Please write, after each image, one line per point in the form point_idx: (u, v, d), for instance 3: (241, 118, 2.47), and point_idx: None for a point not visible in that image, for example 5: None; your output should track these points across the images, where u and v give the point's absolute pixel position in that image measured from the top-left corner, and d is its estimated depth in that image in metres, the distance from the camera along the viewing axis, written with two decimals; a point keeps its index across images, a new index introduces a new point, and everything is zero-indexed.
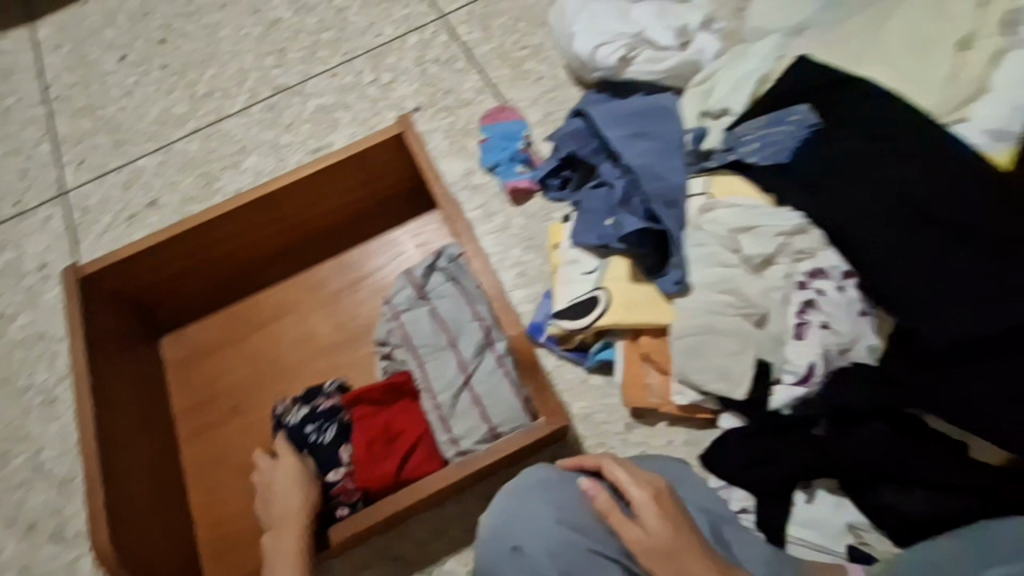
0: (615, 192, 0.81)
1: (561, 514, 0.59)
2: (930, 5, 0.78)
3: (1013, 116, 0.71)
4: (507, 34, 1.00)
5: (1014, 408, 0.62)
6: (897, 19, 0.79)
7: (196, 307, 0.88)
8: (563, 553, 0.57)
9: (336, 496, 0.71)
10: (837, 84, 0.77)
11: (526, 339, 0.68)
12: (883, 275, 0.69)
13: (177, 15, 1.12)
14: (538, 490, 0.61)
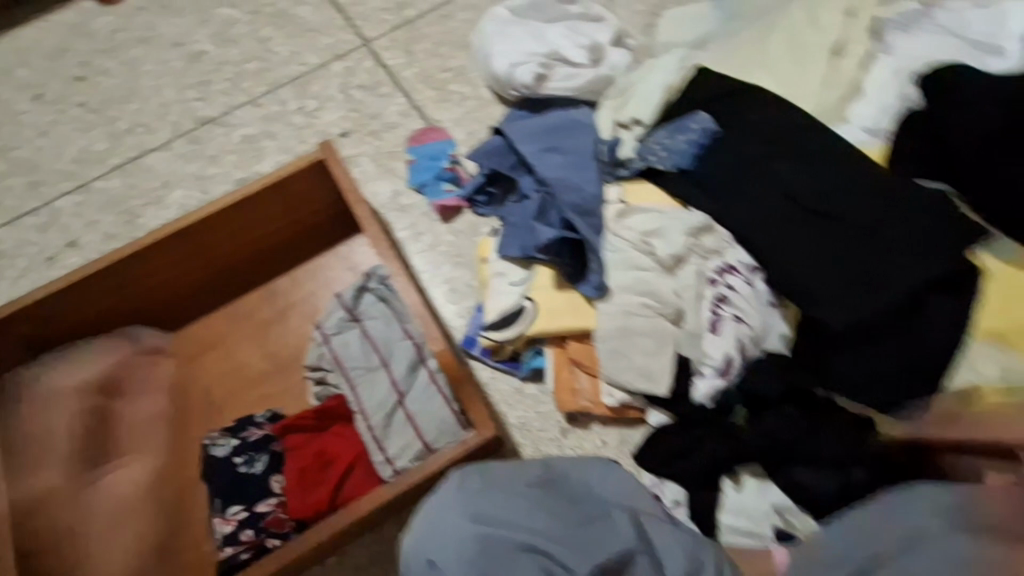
0: (533, 205, 0.83)
1: (475, 517, 0.60)
2: (806, 17, 0.87)
3: (881, 115, 0.82)
4: (431, 57, 1.00)
5: (895, 382, 0.69)
6: (781, 33, 0.87)
7: None
8: (475, 557, 0.57)
9: (267, 528, 0.70)
10: (728, 94, 0.83)
11: (450, 352, 0.68)
12: (779, 268, 0.74)
13: (94, 51, 1.08)
14: (455, 498, 0.61)
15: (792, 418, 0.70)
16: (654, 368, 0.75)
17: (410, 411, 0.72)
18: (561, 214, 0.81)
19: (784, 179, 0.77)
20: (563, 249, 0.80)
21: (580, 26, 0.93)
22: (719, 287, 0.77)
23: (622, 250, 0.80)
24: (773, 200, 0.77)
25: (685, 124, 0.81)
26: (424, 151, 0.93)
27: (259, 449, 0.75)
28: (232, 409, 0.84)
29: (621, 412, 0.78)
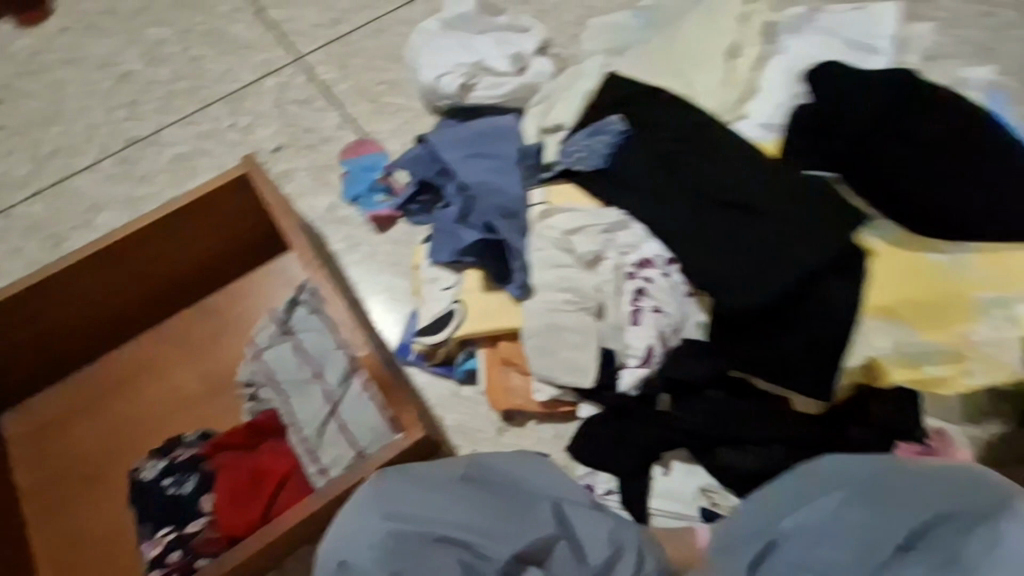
0: (455, 209, 0.85)
1: (391, 517, 0.60)
2: (703, 19, 0.90)
3: (776, 112, 0.87)
4: (365, 72, 1.01)
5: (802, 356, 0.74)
6: (687, 36, 0.90)
7: (38, 377, 0.83)
8: (385, 560, 0.58)
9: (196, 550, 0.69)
10: (641, 96, 0.86)
11: (378, 361, 0.70)
12: (694, 259, 0.78)
13: (19, 73, 1.06)
14: (373, 502, 0.62)
15: (704, 403, 0.75)
16: (580, 363, 0.77)
17: (339, 423, 0.73)
18: (484, 218, 0.83)
19: (693, 177, 0.81)
20: (489, 253, 0.82)
21: (506, 36, 0.93)
22: (638, 281, 0.79)
23: (547, 251, 0.82)
24: (684, 198, 0.80)
25: (601, 127, 0.85)
26: (356, 163, 0.95)
27: (185, 470, 0.74)
28: (156, 436, 0.82)
29: (553, 408, 0.80)
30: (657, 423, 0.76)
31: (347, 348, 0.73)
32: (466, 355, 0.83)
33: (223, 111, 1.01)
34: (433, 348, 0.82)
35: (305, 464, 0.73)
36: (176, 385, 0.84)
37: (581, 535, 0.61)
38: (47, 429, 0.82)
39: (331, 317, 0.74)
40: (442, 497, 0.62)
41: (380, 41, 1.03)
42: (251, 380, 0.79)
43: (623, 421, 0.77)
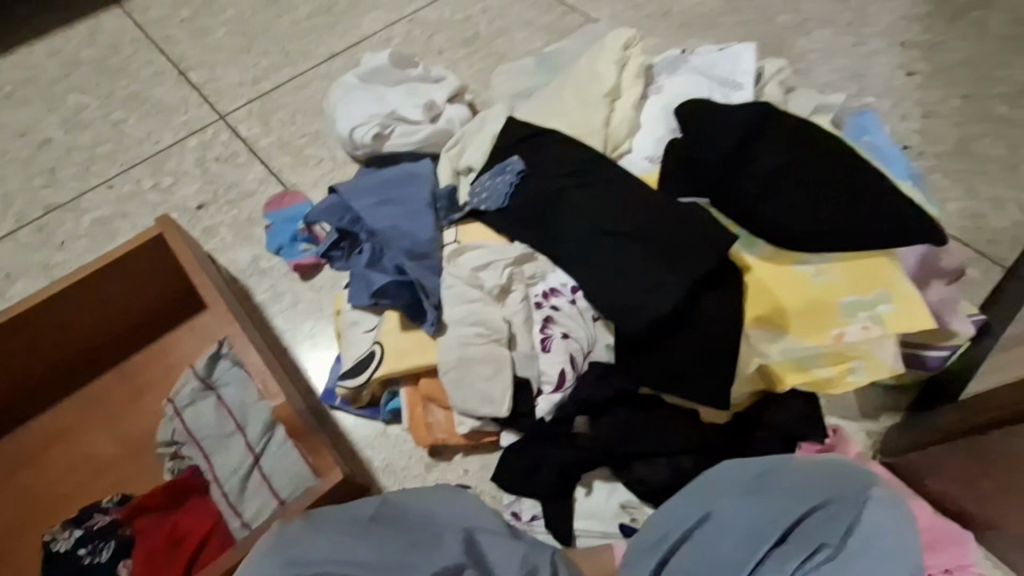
0: (561, 196, 0.89)
1: (449, 510, 0.72)
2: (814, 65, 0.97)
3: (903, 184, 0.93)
4: (500, 91, 1.16)
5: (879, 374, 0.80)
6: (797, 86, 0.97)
7: (196, 302, 0.98)
8: (434, 539, 0.70)
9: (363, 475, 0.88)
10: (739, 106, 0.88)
11: (497, 345, 0.85)
12: (787, 277, 0.82)
13: (229, 80, 1.33)
14: (443, 496, 0.74)
15: (785, 415, 0.82)
16: (667, 363, 0.80)
17: (454, 384, 0.84)
18: (592, 214, 0.86)
19: (803, 197, 0.82)
20: (590, 247, 0.85)
21: (633, 54, 1.02)
22: (728, 289, 0.81)
23: (647, 249, 0.82)
24: (791, 214, 0.81)
25: (715, 136, 0.86)
26: (477, 143, 1.01)
27: (343, 404, 0.94)
28: (305, 372, 0.99)
29: (638, 402, 0.83)
30: (742, 425, 0.83)
31: (477, 324, 0.86)
32: (560, 344, 0.84)
33: (365, 94, 1.12)
34: (529, 332, 0.86)
35: (434, 412, 0.89)
36: (324, 337, 1.02)
37: (673, 526, 0.72)
38: (182, 351, 0.98)
39: (468, 293, 0.88)
40: (487, 511, 0.72)
41: (523, 62, 1.17)
42: (375, 340, 0.90)
43: (710, 420, 0.83)
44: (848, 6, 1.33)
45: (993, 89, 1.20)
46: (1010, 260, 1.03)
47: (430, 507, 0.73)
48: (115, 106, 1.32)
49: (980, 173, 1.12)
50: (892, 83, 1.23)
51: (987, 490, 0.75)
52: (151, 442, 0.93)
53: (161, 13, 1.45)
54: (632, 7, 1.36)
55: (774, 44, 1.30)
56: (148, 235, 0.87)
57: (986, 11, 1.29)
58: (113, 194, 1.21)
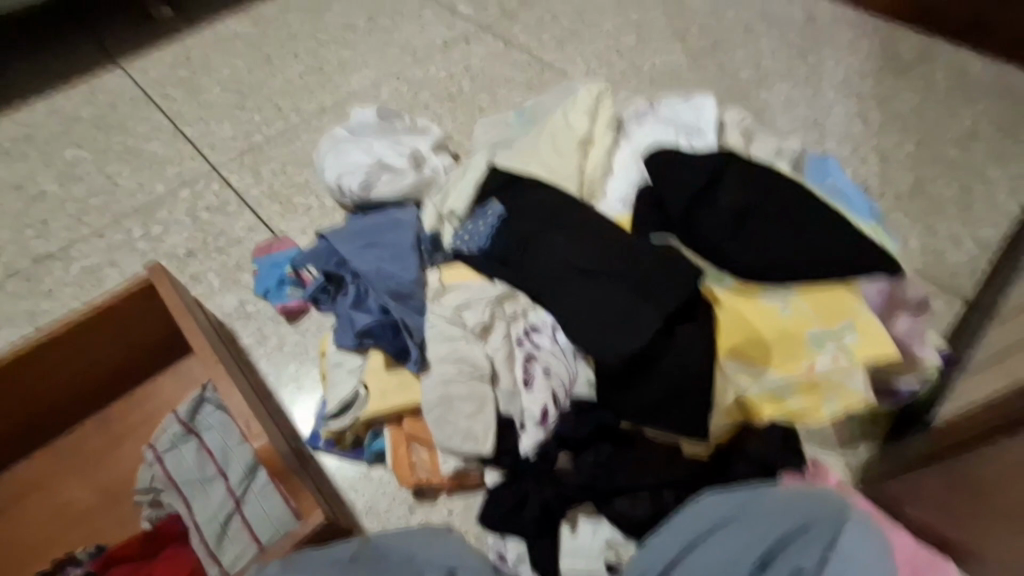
0: (537, 236, 0.93)
1: (431, 552, 0.72)
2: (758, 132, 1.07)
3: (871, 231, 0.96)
4: (482, 141, 1.23)
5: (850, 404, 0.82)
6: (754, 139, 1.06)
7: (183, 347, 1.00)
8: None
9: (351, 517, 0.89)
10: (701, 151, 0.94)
11: (478, 381, 0.86)
12: (757, 309, 0.85)
13: (222, 133, 1.39)
14: (422, 537, 0.74)
15: (764, 447, 0.83)
16: (645, 396, 0.82)
17: (436, 422, 0.85)
18: (568, 253, 0.89)
19: (766, 233, 0.87)
20: (567, 284, 0.88)
21: (604, 106, 1.10)
22: (700, 322, 0.84)
23: (622, 285, 0.85)
24: (755, 250, 0.86)
25: (681, 179, 0.91)
26: (460, 188, 1.05)
27: (327, 446, 0.94)
28: (289, 415, 0.99)
29: (619, 436, 0.85)
30: (722, 457, 0.85)
31: (460, 361, 0.87)
32: (542, 381, 0.86)
33: (352, 145, 1.17)
34: (510, 369, 0.88)
35: (417, 452, 0.89)
36: (309, 380, 1.02)
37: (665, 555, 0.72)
38: (165, 396, 0.99)
39: (451, 331, 0.90)
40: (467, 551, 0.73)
41: (503, 115, 1.25)
42: (359, 380, 0.91)
43: (691, 454, 0.83)
44: (803, 62, 1.44)
45: (942, 136, 1.29)
46: (971, 292, 1.08)
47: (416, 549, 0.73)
48: (110, 160, 1.36)
49: (937, 212, 1.18)
50: (849, 131, 1.31)
51: (964, 518, 0.75)
52: (129, 490, 0.92)
53: (159, 73, 1.52)
54: (605, 65, 1.47)
55: (738, 96, 1.40)
56: (138, 282, 0.89)
57: (929, 66, 1.40)
58: (103, 244, 1.24)
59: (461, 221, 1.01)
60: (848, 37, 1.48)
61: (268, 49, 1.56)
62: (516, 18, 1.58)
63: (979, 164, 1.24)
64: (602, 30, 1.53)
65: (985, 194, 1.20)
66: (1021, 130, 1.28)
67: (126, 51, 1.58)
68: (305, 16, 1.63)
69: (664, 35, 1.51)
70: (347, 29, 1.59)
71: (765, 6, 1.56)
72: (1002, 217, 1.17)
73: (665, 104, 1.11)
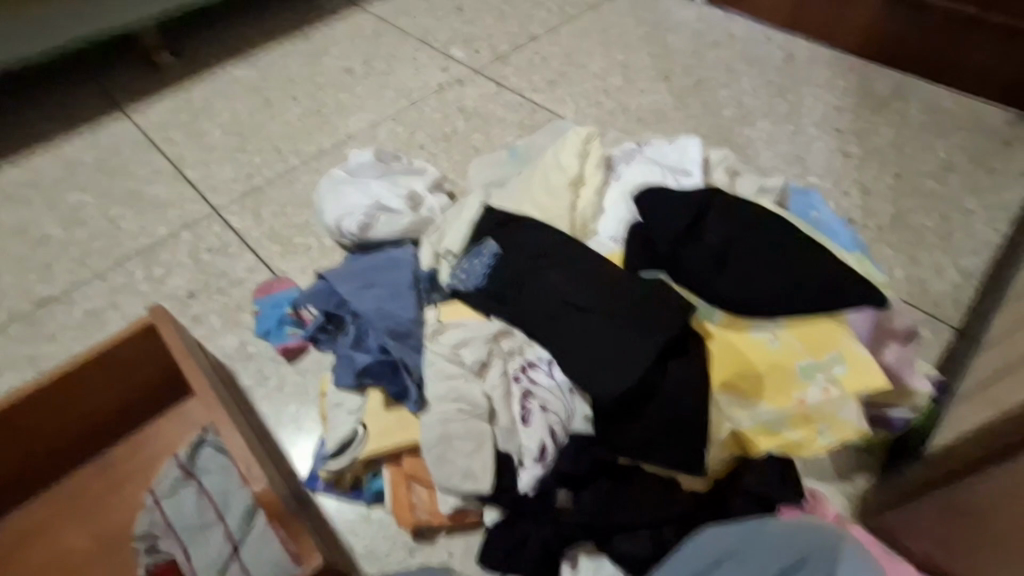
0: (530, 274, 0.96)
1: None
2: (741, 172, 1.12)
3: (858, 265, 0.98)
4: (478, 180, 1.26)
5: (844, 435, 0.84)
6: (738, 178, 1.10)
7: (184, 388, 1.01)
8: None
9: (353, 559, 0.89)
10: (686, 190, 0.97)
11: (475, 422, 0.87)
12: (746, 342, 0.87)
13: (223, 175, 1.43)
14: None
15: (762, 481, 0.84)
16: (642, 431, 0.83)
17: (435, 461, 0.86)
18: (563, 290, 0.92)
19: (753, 268, 0.89)
20: (562, 322, 0.90)
21: (593, 147, 1.14)
22: (692, 356, 0.85)
23: (616, 321, 0.87)
24: (742, 286, 0.89)
25: (670, 217, 0.94)
26: (455, 227, 1.08)
27: (325, 488, 0.94)
28: (288, 457, 0.99)
29: (618, 472, 0.85)
30: (720, 492, 0.86)
31: (459, 400, 0.89)
32: (539, 416, 0.87)
33: (351, 187, 1.21)
34: (508, 407, 0.89)
35: (417, 492, 0.90)
36: (308, 420, 1.03)
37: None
38: (165, 439, 0.99)
39: (449, 370, 0.91)
40: None
41: (497, 155, 1.29)
42: (359, 420, 0.92)
43: (690, 488, 0.85)
44: (784, 100, 1.50)
45: (919, 168, 1.34)
46: (956, 320, 1.11)
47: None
48: (113, 204, 1.39)
49: (919, 242, 1.22)
50: (831, 165, 1.36)
51: (963, 548, 0.75)
52: (128, 536, 0.91)
53: (162, 118, 1.57)
54: (594, 104, 1.52)
55: (722, 133, 1.45)
56: (143, 324, 0.91)
57: (904, 101, 1.47)
58: (105, 286, 1.25)
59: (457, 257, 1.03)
60: (826, 75, 1.54)
61: (269, 94, 1.61)
62: (508, 61, 1.64)
63: (957, 195, 1.29)
64: (590, 71, 1.60)
65: (964, 223, 1.24)
66: (995, 161, 1.33)
67: (130, 98, 1.63)
68: (305, 61, 1.69)
69: (650, 75, 1.58)
70: (345, 73, 1.65)
71: (745, 47, 1.63)
72: (982, 245, 1.21)
73: (653, 146, 1.16)
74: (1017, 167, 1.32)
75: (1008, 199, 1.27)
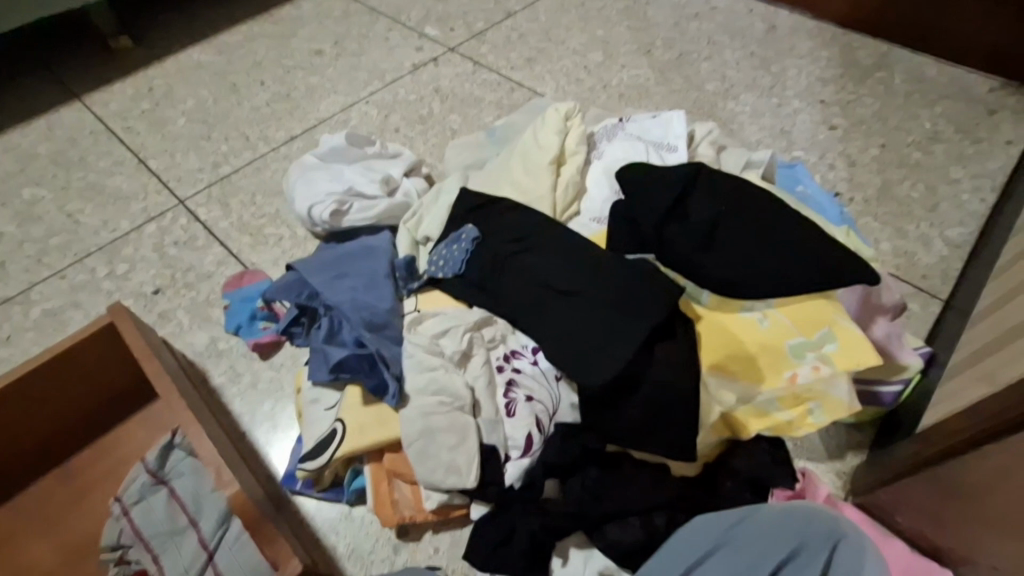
0: (511, 257, 0.92)
1: None
2: (723, 150, 1.09)
3: (846, 238, 0.97)
4: (457, 161, 1.22)
5: (839, 412, 0.81)
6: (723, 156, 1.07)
7: (148, 389, 0.96)
8: None
9: (338, 562, 0.87)
10: (667, 167, 0.92)
11: (458, 416, 0.83)
12: (734, 320, 0.85)
13: (188, 164, 1.36)
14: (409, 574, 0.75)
15: (752, 463, 0.83)
16: (630, 419, 0.80)
17: (418, 456, 0.82)
18: (544, 276, 0.88)
19: (743, 246, 0.84)
20: (545, 307, 0.87)
21: (572, 125, 1.10)
22: (681, 340, 0.82)
23: (601, 306, 0.83)
24: (731, 265, 0.84)
25: (653, 191, 0.89)
26: (433, 213, 1.05)
27: (304, 488, 0.91)
28: (266, 457, 0.96)
29: (605, 459, 0.83)
30: (709, 477, 0.84)
31: (440, 392, 0.85)
32: (525, 407, 0.84)
33: (322, 173, 1.15)
34: (491, 397, 0.86)
35: (400, 488, 0.86)
36: (285, 417, 0.99)
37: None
38: (135, 443, 0.95)
39: (428, 361, 0.87)
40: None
41: (474, 136, 1.24)
42: (336, 417, 0.88)
43: (680, 473, 0.83)
44: (768, 72, 1.47)
45: (905, 139, 1.32)
46: (944, 294, 1.09)
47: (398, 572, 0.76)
48: (71, 198, 1.32)
49: (906, 214, 1.20)
50: (816, 138, 1.33)
51: (954, 522, 0.74)
52: (94, 547, 0.87)
53: (121, 106, 1.49)
54: (574, 81, 1.47)
55: (707, 108, 1.41)
56: (97, 325, 0.86)
57: (888, 71, 1.44)
58: (65, 285, 1.19)
59: (436, 244, 1.01)
60: (809, 46, 1.51)
61: (234, 77, 1.53)
62: (483, 38, 1.58)
63: (943, 165, 1.27)
64: (569, 47, 1.55)
65: (950, 194, 1.22)
66: (979, 130, 1.31)
67: (85, 85, 1.54)
68: (272, 43, 1.61)
69: (631, 50, 1.53)
70: (314, 54, 1.58)
71: (726, 20, 1.59)
72: (969, 216, 1.19)
73: (633, 121, 1.11)
74: (1002, 135, 1.30)
75: (994, 168, 1.25)
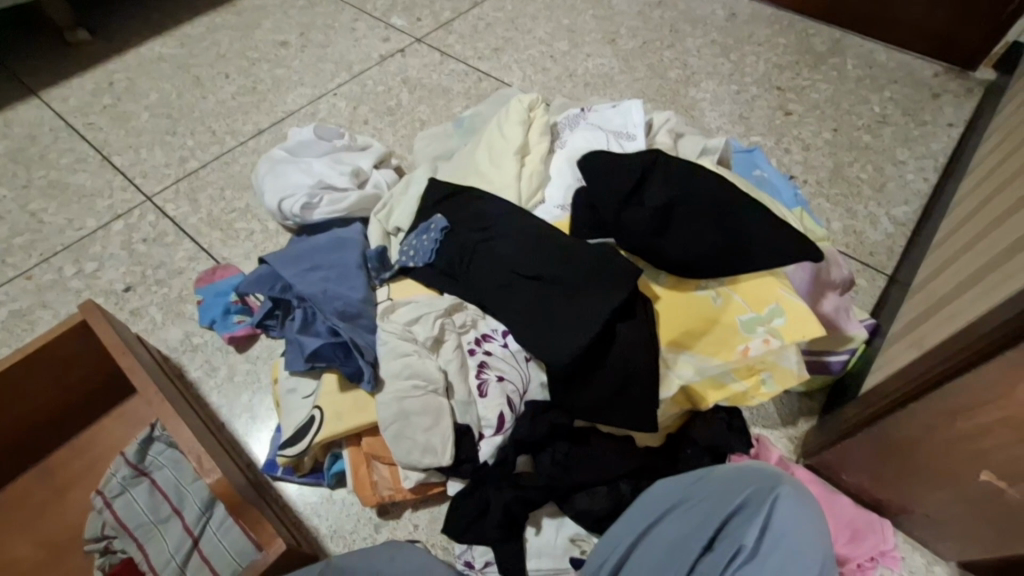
0: (479, 243, 0.95)
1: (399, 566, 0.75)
2: (682, 137, 1.13)
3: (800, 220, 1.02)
4: (426, 152, 1.24)
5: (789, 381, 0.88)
6: (681, 143, 1.12)
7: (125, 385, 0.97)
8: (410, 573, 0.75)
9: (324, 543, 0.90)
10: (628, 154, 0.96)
11: (433, 398, 0.87)
12: (692, 297, 0.90)
13: (154, 159, 1.35)
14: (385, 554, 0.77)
15: (710, 432, 0.89)
16: (596, 395, 0.85)
17: (395, 438, 0.86)
18: (511, 261, 0.92)
19: (699, 228, 0.89)
20: (513, 291, 0.90)
21: (537, 115, 1.14)
22: (642, 318, 0.86)
23: (566, 290, 0.87)
24: (688, 245, 0.88)
25: (613, 179, 0.93)
26: (404, 204, 1.08)
27: (285, 474, 0.94)
28: (245, 446, 0.98)
29: (573, 433, 0.88)
30: (671, 446, 0.91)
31: (414, 376, 0.88)
32: (496, 387, 0.87)
33: (291, 166, 1.16)
34: (465, 378, 0.89)
35: (378, 470, 0.90)
36: (262, 408, 1.01)
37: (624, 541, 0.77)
38: (113, 437, 0.96)
39: (402, 347, 0.90)
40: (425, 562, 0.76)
41: (443, 127, 1.27)
42: (313, 405, 0.90)
43: (645, 443, 0.89)
44: (728, 59, 1.52)
45: (856, 122, 1.38)
46: (889, 269, 1.16)
47: (380, 565, 0.76)
48: (33, 196, 1.30)
49: (855, 194, 1.27)
50: (773, 123, 1.39)
51: (892, 477, 0.82)
52: (77, 540, 0.88)
53: (80, 100, 1.46)
54: (540, 70, 1.50)
55: (670, 95, 1.45)
56: (67, 325, 0.86)
57: (840, 57, 1.50)
58: (32, 285, 1.18)
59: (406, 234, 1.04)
60: (767, 33, 1.56)
61: (198, 70, 1.52)
62: (451, 28, 1.59)
63: (890, 147, 1.34)
64: (535, 36, 1.57)
65: (896, 175, 1.30)
66: (924, 113, 1.39)
67: (43, 80, 1.50)
68: (235, 34, 1.59)
69: (595, 39, 1.56)
70: (280, 46, 1.57)
71: (687, 7, 1.63)
72: (912, 194, 1.27)
73: (595, 110, 1.15)
74: (944, 118, 1.38)
75: (937, 149, 1.33)
